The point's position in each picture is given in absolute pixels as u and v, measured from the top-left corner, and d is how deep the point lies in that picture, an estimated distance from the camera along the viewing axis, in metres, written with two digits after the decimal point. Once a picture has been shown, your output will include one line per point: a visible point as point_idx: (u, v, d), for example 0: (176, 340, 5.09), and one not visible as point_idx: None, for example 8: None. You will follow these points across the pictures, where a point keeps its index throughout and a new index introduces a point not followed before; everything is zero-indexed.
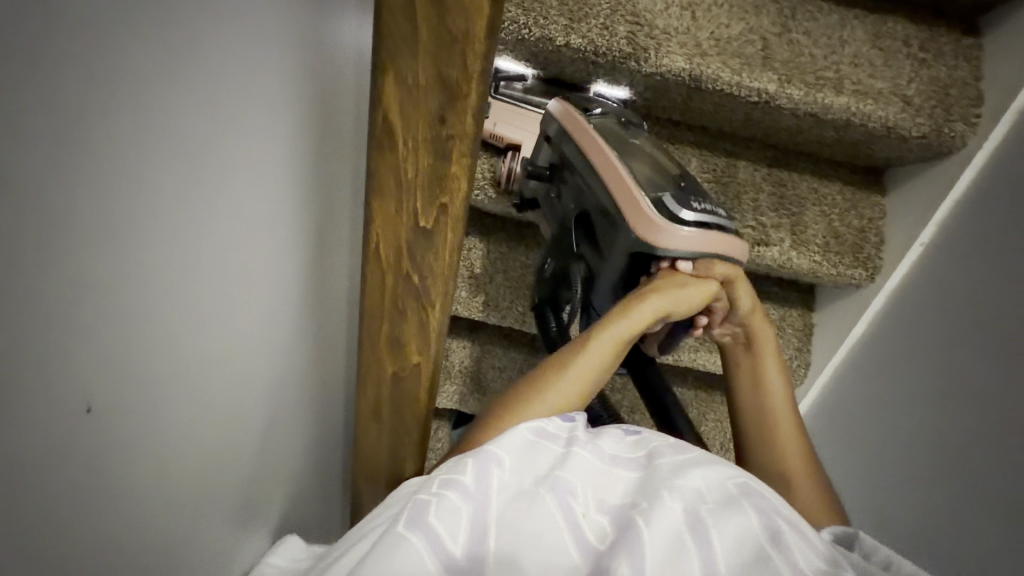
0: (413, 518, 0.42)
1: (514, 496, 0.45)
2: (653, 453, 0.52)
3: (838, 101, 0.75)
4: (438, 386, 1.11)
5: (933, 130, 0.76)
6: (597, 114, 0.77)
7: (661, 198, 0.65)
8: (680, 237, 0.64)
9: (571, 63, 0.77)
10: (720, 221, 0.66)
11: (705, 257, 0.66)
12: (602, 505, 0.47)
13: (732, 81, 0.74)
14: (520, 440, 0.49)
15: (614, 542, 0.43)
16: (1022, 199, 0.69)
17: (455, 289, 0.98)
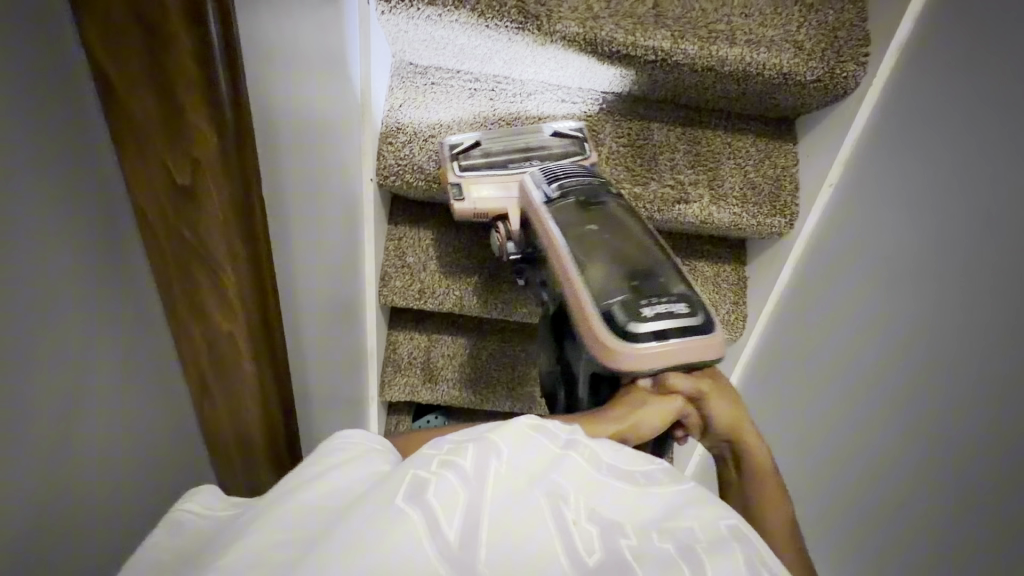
0: (412, 495, 0.37)
1: (513, 497, 0.39)
2: (648, 476, 0.46)
3: (732, 53, 0.76)
4: (388, 381, 1.10)
5: (826, 73, 0.78)
6: (557, 197, 0.73)
7: (611, 313, 0.59)
8: (639, 354, 0.57)
9: (469, 38, 0.77)
10: (682, 322, 0.58)
11: (664, 372, 0.57)
12: (593, 515, 0.41)
13: (626, 41, 0.75)
14: (521, 441, 0.43)
15: (604, 563, 0.38)
16: (912, 132, 0.71)
17: (389, 280, 0.97)
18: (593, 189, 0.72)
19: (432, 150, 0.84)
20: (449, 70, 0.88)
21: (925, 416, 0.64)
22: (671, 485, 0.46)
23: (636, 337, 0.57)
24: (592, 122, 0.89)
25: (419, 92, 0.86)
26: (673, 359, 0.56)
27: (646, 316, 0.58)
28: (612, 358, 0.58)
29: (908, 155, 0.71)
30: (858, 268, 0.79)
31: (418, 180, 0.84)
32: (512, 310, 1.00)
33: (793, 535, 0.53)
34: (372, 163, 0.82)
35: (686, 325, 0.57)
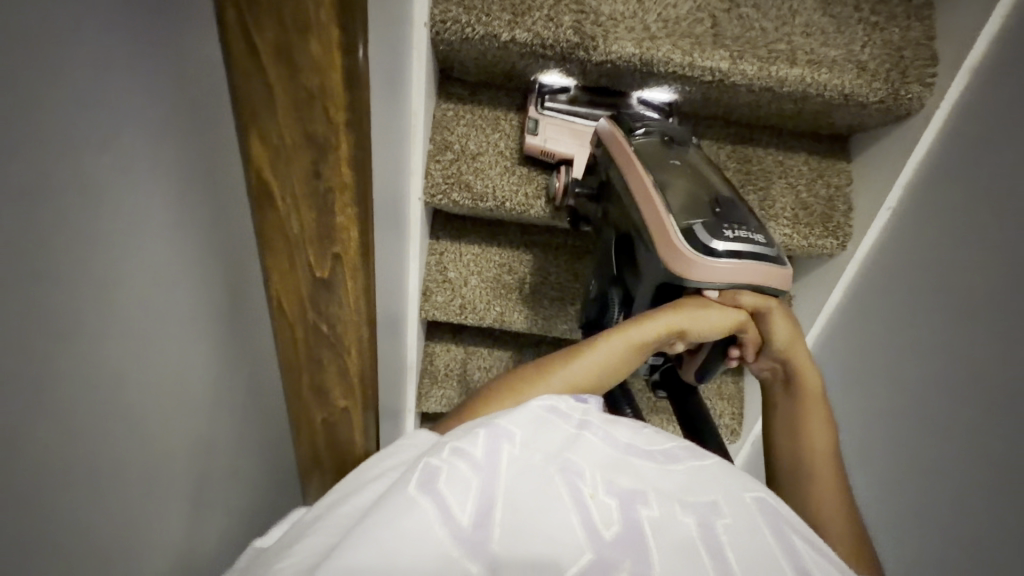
0: (424, 484, 0.43)
1: (527, 471, 0.46)
2: (667, 454, 0.54)
3: (792, 73, 0.74)
4: (425, 393, 1.10)
5: (890, 94, 0.75)
6: (640, 135, 0.75)
7: (692, 228, 0.64)
8: (714, 270, 0.63)
9: (522, 58, 0.76)
10: (758, 249, 0.64)
11: (734, 287, 0.64)
12: (611, 487, 0.47)
13: (683, 62, 0.73)
14: (545, 427, 0.51)
15: (622, 534, 0.44)
16: (986, 159, 0.69)
17: (431, 295, 0.97)
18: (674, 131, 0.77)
19: (478, 168, 0.84)
20: (495, 86, 0.87)
21: (1003, 461, 0.61)
22: (688, 460, 0.54)
23: (714, 255, 0.63)
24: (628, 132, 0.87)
25: (466, 109, 0.86)
26: (740, 278, 0.63)
27: (726, 235, 0.64)
28: (688, 268, 0.63)
29: (982, 184, 0.69)
30: (921, 298, 0.76)
31: (464, 198, 0.83)
32: (551, 327, 0.99)
33: (846, 517, 0.62)
34: (420, 182, 0.81)
35: (760, 251, 0.64)
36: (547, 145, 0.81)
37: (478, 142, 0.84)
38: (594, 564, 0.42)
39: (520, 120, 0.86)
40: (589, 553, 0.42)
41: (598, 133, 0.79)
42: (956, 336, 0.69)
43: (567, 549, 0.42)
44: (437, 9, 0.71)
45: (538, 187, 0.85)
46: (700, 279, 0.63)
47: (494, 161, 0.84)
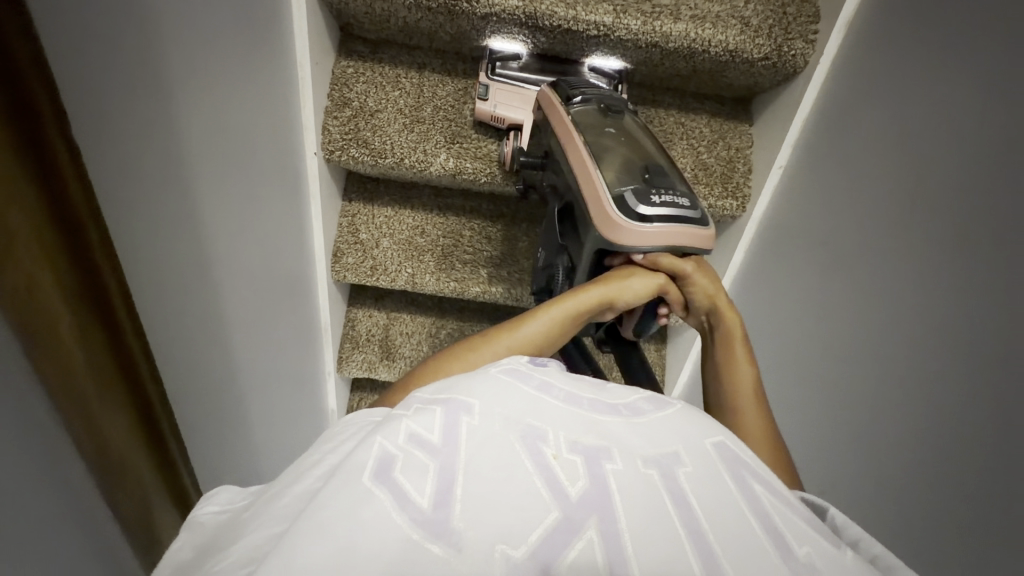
0: (378, 470, 0.37)
1: (487, 441, 0.40)
2: (631, 407, 0.48)
3: (676, 28, 0.75)
4: (346, 357, 1.11)
5: (774, 51, 0.76)
6: (577, 104, 0.75)
7: (623, 195, 0.64)
8: (640, 233, 0.63)
9: (410, 10, 0.77)
10: (681, 213, 0.64)
11: (658, 250, 0.65)
12: (575, 446, 0.41)
13: (567, 16, 0.75)
14: (507, 393, 0.44)
15: (590, 493, 0.38)
16: (865, 114, 0.70)
17: (342, 256, 0.97)
18: (612, 99, 0.76)
19: (377, 125, 0.84)
20: (397, 45, 0.87)
21: (872, 404, 0.63)
22: (654, 413, 0.48)
23: (638, 217, 0.63)
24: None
25: (365, 67, 0.86)
26: (661, 242, 0.64)
27: (654, 199, 0.64)
28: (615, 234, 0.64)
29: (863, 138, 0.70)
30: (806, 255, 0.78)
31: (362, 154, 0.84)
32: (463, 289, 1.00)
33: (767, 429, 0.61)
34: (316, 136, 0.81)
35: (683, 214, 0.64)
36: (497, 110, 0.82)
37: (377, 100, 0.85)
38: (560, 525, 0.36)
39: (420, 79, 0.87)
40: (554, 512, 0.36)
41: (539, 98, 0.80)
42: (840, 286, 0.71)
43: (528, 512, 0.36)
44: None
45: (436, 144, 0.85)
46: (626, 242, 0.64)
47: (393, 118, 0.85)
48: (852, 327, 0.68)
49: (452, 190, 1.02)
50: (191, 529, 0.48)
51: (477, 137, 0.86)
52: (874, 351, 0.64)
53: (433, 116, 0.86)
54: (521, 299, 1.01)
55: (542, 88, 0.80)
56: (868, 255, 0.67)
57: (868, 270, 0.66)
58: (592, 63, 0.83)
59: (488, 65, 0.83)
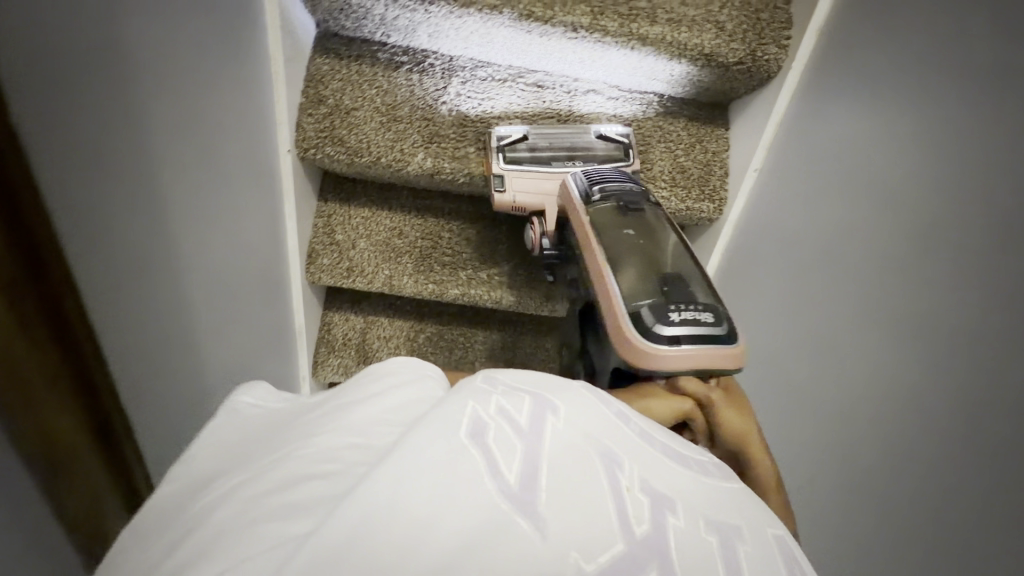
0: (472, 432, 0.36)
1: (572, 447, 0.37)
2: (704, 466, 0.43)
3: (652, 31, 0.76)
4: (321, 362, 1.08)
5: (748, 55, 0.78)
6: (597, 200, 0.74)
7: (639, 311, 0.60)
8: (659, 360, 0.56)
9: (388, 8, 0.76)
10: (707, 332, 0.57)
11: (685, 374, 0.56)
12: (648, 483, 0.38)
13: (545, 16, 0.75)
14: (586, 405, 0.41)
15: (651, 537, 0.34)
16: (836, 116, 0.72)
17: (317, 257, 0.95)
18: (631, 195, 0.72)
19: (353, 123, 0.83)
20: (376, 43, 0.87)
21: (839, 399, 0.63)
22: (721, 480, 0.42)
23: (657, 339, 0.57)
24: (485, 100, 0.87)
25: (343, 64, 0.85)
26: (683, 366, 0.56)
27: (673, 319, 0.58)
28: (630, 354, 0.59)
29: (835, 140, 0.71)
30: (780, 255, 0.80)
31: (338, 153, 0.83)
32: (442, 291, 0.98)
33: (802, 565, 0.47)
34: (289, 133, 0.80)
35: (706, 335, 0.57)
36: (517, 200, 0.81)
37: (354, 97, 0.84)
38: (625, 556, 0.33)
39: (398, 78, 0.86)
40: (618, 542, 0.33)
41: (563, 190, 0.79)
42: (812, 286, 0.72)
43: (598, 535, 0.33)
44: None
45: (414, 143, 0.84)
46: (642, 365, 0.58)
47: (370, 116, 0.84)
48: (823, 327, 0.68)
49: (432, 191, 1.01)
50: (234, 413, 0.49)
51: (455, 137, 0.85)
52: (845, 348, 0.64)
53: (411, 115, 0.85)
54: (502, 300, 1.00)
55: (568, 179, 0.77)
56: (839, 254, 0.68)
57: (838, 270, 0.67)
58: (599, 130, 0.85)
59: (495, 155, 0.82)
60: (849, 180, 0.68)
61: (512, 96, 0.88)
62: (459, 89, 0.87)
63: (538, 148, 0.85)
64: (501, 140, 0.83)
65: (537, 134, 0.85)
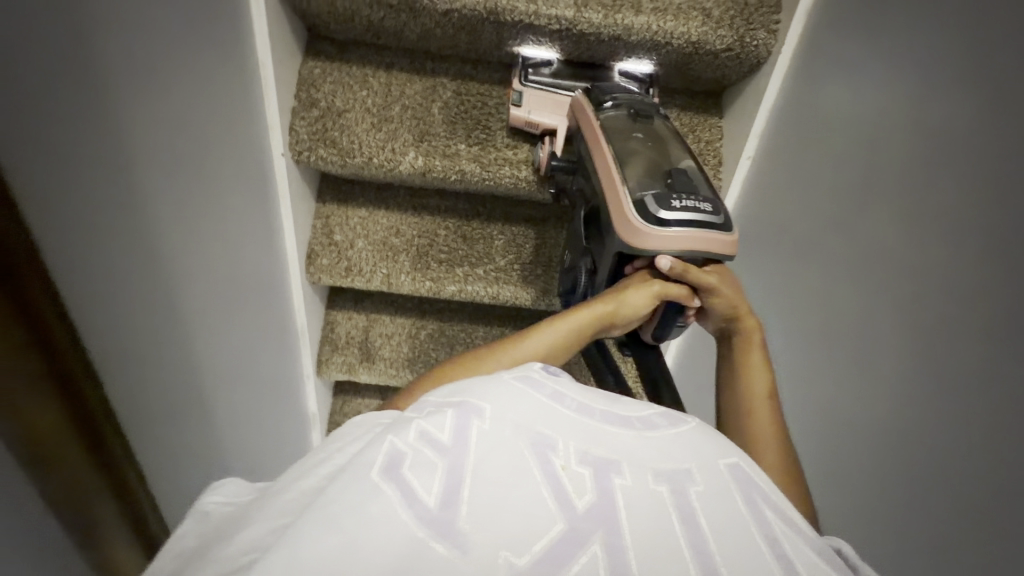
0: (387, 466, 0.41)
1: (498, 445, 0.43)
2: (645, 421, 0.51)
3: (637, 21, 0.75)
4: (325, 360, 1.11)
5: (736, 41, 0.77)
6: (609, 109, 0.77)
7: (644, 200, 0.67)
8: (662, 238, 0.66)
9: (375, 10, 0.77)
10: (704, 218, 0.66)
11: (678, 257, 0.67)
12: (585, 457, 0.45)
13: (528, 10, 0.75)
14: (516, 397, 0.47)
15: (597, 506, 0.42)
16: (832, 100, 0.70)
17: (316, 258, 0.98)
18: (642, 103, 0.77)
19: (345, 125, 0.85)
20: (364, 45, 0.88)
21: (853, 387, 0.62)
22: (668, 429, 0.50)
23: (660, 223, 0.66)
24: (475, 97, 0.88)
25: (332, 67, 0.86)
26: (682, 248, 0.66)
27: (676, 205, 0.66)
28: (636, 238, 0.67)
29: (831, 125, 0.70)
30: (780, 241, 0.79)
31: (330, 154, 0.84)
32: (439, 288, 1.00)
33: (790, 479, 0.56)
34: (283, 136, 0.82)
35: (707, 219, 0.66)
36: (532, 115, 0.82)
37: (345, 99, 0.85)
38: (566, 536, 0.40)
39: (388, 79, 0.87)
40: (560, 524, 0.40)
41: (572, 106, 0.81)
42: (814, 272, 0.71)
43: (536, 525, 0.40)
44: None
45: (404, 143, 0.85)
46: (648, 247, 0.66)
47: (361, 118, 0.85)
48: (829, 319, 0.67)
49: (426, 188, 1.02)
50: (197, 515, 0.53)
51: (445, 135, 0.86)
52: (852, 330, 0.63)
53: (401, 114, 0.86)
54: (499, 296, 1.00)
55: (575, 96, 0.80)
56: (840, 242, 0.67)
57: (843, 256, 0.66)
58: (622, 68, 0.83)
59: (522, 71, 0.83)
60: (845, 165, 0.67)
61: (499, 93, 0.88)
62: (448, 88, 0.88)
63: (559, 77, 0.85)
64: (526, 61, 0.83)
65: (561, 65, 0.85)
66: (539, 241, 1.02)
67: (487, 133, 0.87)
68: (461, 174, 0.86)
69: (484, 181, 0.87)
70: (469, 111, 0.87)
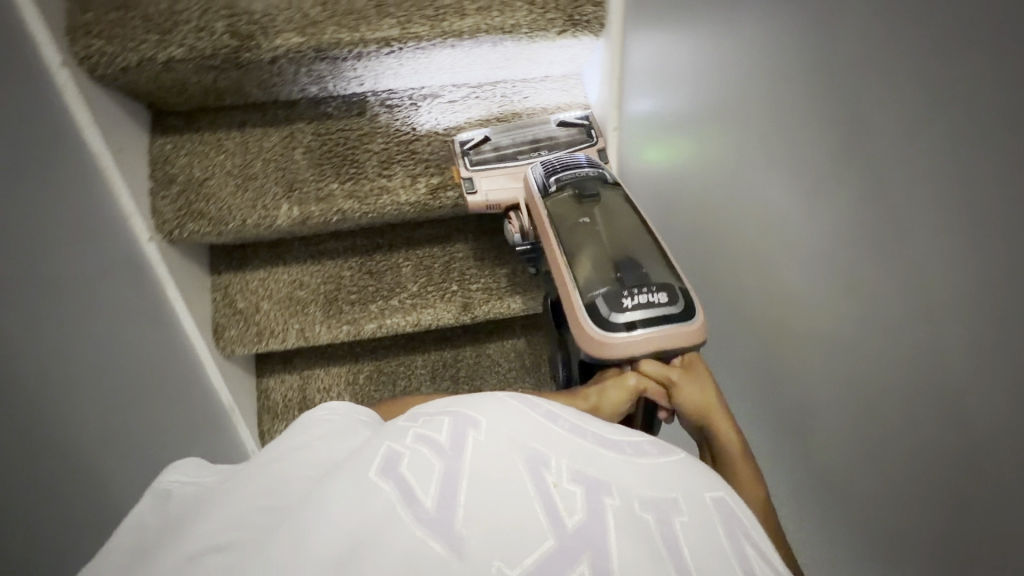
0: (385, 467, 0.40)
1: (492, 458, 0.42)
2: (635, 448, 0.50)
3: (465, 25, 0.75)
4: (268, 430, 1.08)
5: (567, 21, 0.77)
6: (554, 192, 0.79)
7: (594, 302, 0.68)
8: (621, 341, 0.66)
9: (200, 74, 0.75)
10: (659, 313, 0.66)
11: (642, 356, 0.67)
12: (576, 474, 0.43)
13: (353, 39, 0.73)
14: (511, 415, 0.47)
15: (586, 521, 0.40)
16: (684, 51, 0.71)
17: (224, 330, 0.95)
18: (584, 181, 0.78)
19: (208, 194, 0.83)
20: (212, 109, 0.86)
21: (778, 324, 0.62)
22: (658, 456, 0.49)
23: (614, 326, 0.66)
24: (335, 134, 0.87)
25: (182, 138, 0.84)
26: (639, 347, 0.66)
27: (626, 305, 0.66)
28: (596, 346, 0.67)
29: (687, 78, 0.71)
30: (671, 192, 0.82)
31: (202, 226, 0.82)
32: (359, 330, 0.97)
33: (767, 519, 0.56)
34: (144, 220, 0.80)
35: (661, 314, 0.66)
36: (491, 198, 0.85)
37: (203, 167, 0.83)
38: (556, 551, 0.38)
39: (243, 137, 0.85)
40: (550, 540, 0.38)
41: (527, 193, 0.83)
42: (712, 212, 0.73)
43: (527, 539, 0.38)
44: (77, 48, 0.69)
45: (275, 197, 0.83)
46: (607, 354, 0.67)
47: (224, 182, 0.83)
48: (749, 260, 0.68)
49: (321, 234, 1.00)
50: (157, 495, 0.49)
51: (315, 179, 0.84)
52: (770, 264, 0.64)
53: (264, 169, 0.84)
54: (422, 322, 0.99)
55: (527, 175, 0.83)
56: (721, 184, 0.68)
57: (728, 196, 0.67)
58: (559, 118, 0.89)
59: (464, 159, 0.85)
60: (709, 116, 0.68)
61: (356, 124, 0.87)
62: (307, 131, 0.86)
63: (501, 146, 0.88)
64: (463, 145, 0.86)
65: (497, 134, 0.88)
66: (447, 258, 1.01)
67: (357, 168, 0.85)
68: (339, 213, 0.84)
69: (366, 215, 0.85)
70: (333, 149, 0.86)
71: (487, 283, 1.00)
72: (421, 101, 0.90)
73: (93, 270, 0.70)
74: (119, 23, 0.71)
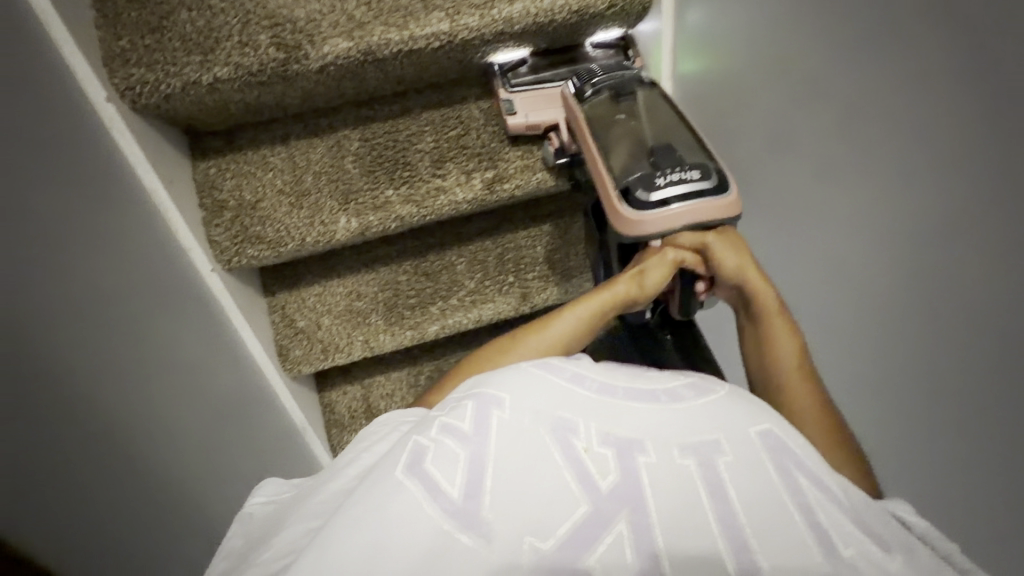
0: (410, 463, 0.43)
1: (520, 437, 0.45)
2: (669, 394, 0.52)
3: (515, 10, 0.72)
4: (338, 442, 1.08)
5: None
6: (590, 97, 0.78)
7: (630, 186, 0.69)
8: (660, 216, 0.68)
9: (245, 92, 0.71)
10: (697, 187, 0.68)
11: (678, 230, 0.70)
12: (606, 437, 0.46)
13: (402, 38, 0.70)
14: (546, 386, 0.49)
15: (620, 484, 0.43)
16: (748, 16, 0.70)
17: (288, 351, 0.94)
18: (622, 83, 0.77)
19: (262, 216, 0.80)
20: (250, 126, 0.82)
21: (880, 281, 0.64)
22: (693, 399, 0.51)
23: (654, 205, 0.68)
24: (382, 138, 0.84)
25: (225, 160, 0.81)
26: (677, 221, 0.68)
27: (664, 183, 0.68)
28: (634, 227, 0.69)
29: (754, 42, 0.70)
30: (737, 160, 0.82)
31: (260, 250, 0.79)
32: (423, 333, 0.97)
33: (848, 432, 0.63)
34: (204, 252, 0.76)
35: (698, 188, 0.68)
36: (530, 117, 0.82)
37: (253, 190, 0.80)
38: (590, 518, 0.41)
39: (287, 152, 0.82)
40: (584, 506, 0.41)
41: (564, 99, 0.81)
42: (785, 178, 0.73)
43: (563, 511, 0.41)
44: (117, 79, 0.65)
45: (332, 210, 0.81)
46: (650, 230, 0.69)
47: (278, 202, 0.80)
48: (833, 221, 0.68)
49: (371, 242, 0.98)
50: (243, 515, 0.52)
51: (369, 187, 0.82)
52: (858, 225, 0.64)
53: (316, 183, 0.81)
54: (484, 317, 0.98)
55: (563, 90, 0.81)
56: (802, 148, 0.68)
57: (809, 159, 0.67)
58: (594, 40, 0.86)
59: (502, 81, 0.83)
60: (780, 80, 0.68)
61: (402, 126, 0.85)
62: (353, 138, 0.83)
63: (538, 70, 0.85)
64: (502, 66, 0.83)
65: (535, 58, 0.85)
66: (500, 250, 1.00)
67: (411, 170, 0.83)
68: (399, 220, 0.82)
69: (426, 217, 0.83)
70: (383, 154, 0.83)
71: (543, 270, 0.99)
72: (465, 91, 0.87)
73: (169, 312, 0.67)
74: (158, 49, 0.67)
